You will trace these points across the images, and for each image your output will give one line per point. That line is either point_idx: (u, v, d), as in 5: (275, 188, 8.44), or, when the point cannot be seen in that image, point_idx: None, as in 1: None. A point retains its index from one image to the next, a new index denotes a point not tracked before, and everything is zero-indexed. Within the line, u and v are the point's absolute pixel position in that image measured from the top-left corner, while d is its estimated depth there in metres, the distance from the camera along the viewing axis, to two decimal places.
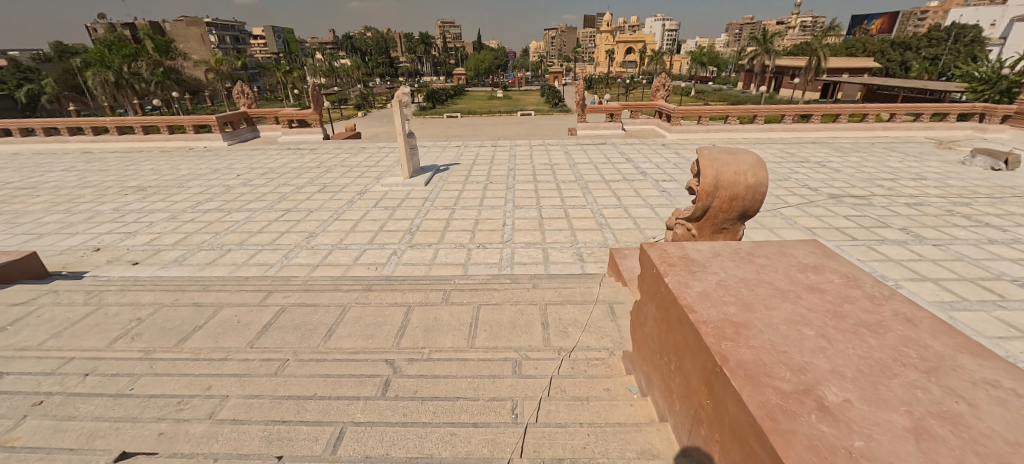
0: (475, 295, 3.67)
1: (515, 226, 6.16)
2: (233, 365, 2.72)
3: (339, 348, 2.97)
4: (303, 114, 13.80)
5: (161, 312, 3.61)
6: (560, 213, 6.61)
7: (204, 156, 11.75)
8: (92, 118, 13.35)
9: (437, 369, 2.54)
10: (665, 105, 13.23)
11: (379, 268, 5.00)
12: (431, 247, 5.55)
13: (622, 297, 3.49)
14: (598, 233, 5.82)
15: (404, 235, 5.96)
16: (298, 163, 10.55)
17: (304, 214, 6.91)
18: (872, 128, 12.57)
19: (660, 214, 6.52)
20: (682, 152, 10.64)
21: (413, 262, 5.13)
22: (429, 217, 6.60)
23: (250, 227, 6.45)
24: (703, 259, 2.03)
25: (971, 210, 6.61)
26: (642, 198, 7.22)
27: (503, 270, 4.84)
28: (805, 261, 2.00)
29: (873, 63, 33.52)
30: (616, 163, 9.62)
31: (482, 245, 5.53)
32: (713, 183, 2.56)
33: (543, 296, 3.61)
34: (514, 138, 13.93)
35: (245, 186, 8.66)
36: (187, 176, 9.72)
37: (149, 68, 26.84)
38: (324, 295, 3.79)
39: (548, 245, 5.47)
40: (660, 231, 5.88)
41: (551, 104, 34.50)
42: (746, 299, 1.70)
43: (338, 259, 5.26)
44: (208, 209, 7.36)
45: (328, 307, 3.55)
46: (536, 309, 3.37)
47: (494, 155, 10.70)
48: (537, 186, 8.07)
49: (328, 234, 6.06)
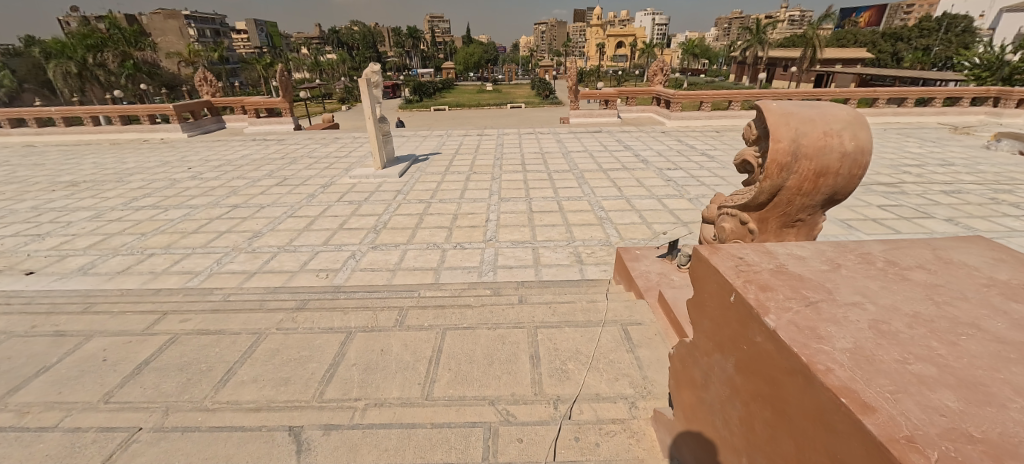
0: (440, 313, 2.72)
1: (500, 221, 5.21)
2: (48, 444, 1.76)
3: (231, 403, 2.02)
4: (271, 102, 12.60)
5: (4, 345, 2.60)
6: (552, 206, 5.68)
7: (158, 147, 10.56)
8: (34, 108, 11.99)
9: (362, 450, 1.63)
10: (663, 90, 12.33)
11: (330, 276, 4.03)
12: (398, 247, 4.59)
13: (638, 315, 2.60)
14: (598, 228, 4.91)
15: (367, 233, 4.99)
16: (261, 154, 9.45)
17: (253, 210, 5.89)
18: (882, 114, 11.85)
19: (668, 205, 5.64)
20: (684, 139, 9.79)
21: (374, 267, 4.17)
22: (399, 212, 5.64)
23: (184, 227, 5.41)
24: (819, 276, 1.12)
25: (1017, 198, 5.85)
26: (646, 189, 6.33)
27: (483, 277, 3.90)
28: (1003, 279, 1.10)
29: (867, 54, 33.12)
30: (613, 151, 8.73)
31: (459, 245, 4.59)
32: (792, 151, 1.66)
33: (531, 313, 2.68)
34: (502, 127, 12.95)
35: (193, 179, 7.56)
36: (131, 168, 8.58)
37: (116, 59, 25.02)
38: (237, 315, 2.79)
39: (538, 244, 4.54)
40: (671, 225, 4.99)
41: (542, 97, 33.60)
42: (962, 370, 0.79)
43: (282, 265, 4.27)
44: (143, 205, 6.29)
45: (236, 336, 2.56)
46: (523, 333, 2.46)
47: (479, 145, 9.72)
48: (526, 176, 7.14)
49: (275, 233, 5.05)
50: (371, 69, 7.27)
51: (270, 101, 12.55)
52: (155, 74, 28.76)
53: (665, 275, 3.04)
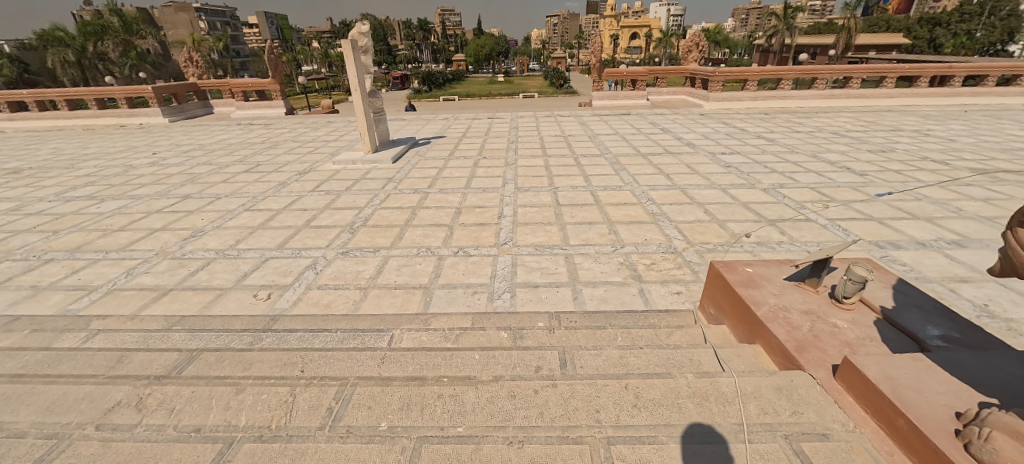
0: (414, 398, 1.39)
1: (517, 218, 3.90)
2: None
3: None
4: (259, 83, 11.35)
5: None
6: (585, 198, 4.34)
7: (133, 133, 9.46)
8: (4, 90, 10.94)
9: None
10: (699, 68, 10.84)
11: (271, 298, 2.74)
12: (377, 254, 3.31)
13: (814, 414, 1.26)
14: (653, 228, 3.57)
15: (340, 233, 3.72)
16: (240, 138, 8.27)
17: (207, 201, 4.69)
18: (958, 94, 10.17)
19: (737, 197, 4.29)
20: (730, 121, 8.35)
21: (337, 283, 2.89)
22: (386, 205, 4.36)
23: (111, 223, 4.21)
24: None
25: None
26: (702, 176, 4.95)
27: (493, 302, 2.57)
28: None
29: (905, 40, 30.65)
30: (649, 133, 7.35)
31: (462, 251, 3.29)
32: None
33: (591, 401, 1.35)
34: (514, 112, 11.57)
35: (152, 166, 6.40)
36: (90, 154, 7.46)
37: (116, 49, 24.00)
38: (47, 389, 1.52)
39: (572, 250, 3.22)
40: (752, 224, 3.63)
41: (555, 87, 32.09)
42: None
43: (211, 279, 3.01)
44: (78, 196, 5.12)
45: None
46: (581, 458, 1.13)
47: (490, 128, 8.43)
48: (547, 162, 5.82)
49: (219, 232, 3.80)
50: (357, 30, 5.95)
51: (258, 81, 11.29)
52: (160, 65, 27.86)
53: (819, 319, 1.71)
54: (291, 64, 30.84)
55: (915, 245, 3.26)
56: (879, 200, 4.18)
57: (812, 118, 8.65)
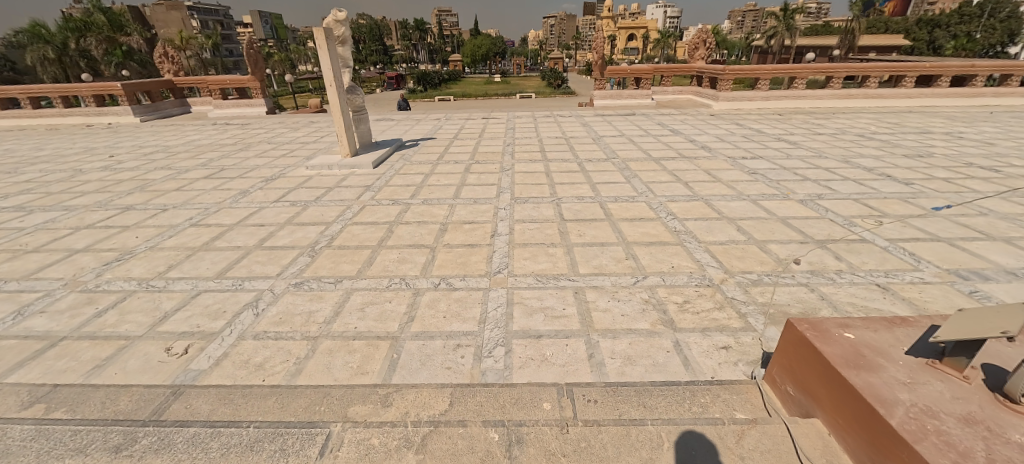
0: None
1: (513, 237, 3.24)
2: None
3: None
4: (238, 81, 10.65)
5: None
6: (594, 212, 3.69)
7: (98, 133, 8.71)
8: None
9: None
10: (707, 67, 10.25)
11: (187, 351, 2.07)
12: (337, 287, 2.63)
13: None
14: (680, 252, 2.92)
15: (297, 256, 3.05)
16: (211, 139, 7.58)
17: (151, 213, 4.01)
18: (979, 94, 9.59)
19: (771, 209, 3.67)
20: (742, 122, 7.78)
21: (278, 331, 2.22)
22: (359, 220, 3.70)
23: (27, 241, 3.50)
24: None
25: None
26: (726, 185, 4.32)
27: (481, 363, 1.89)
28: None
29: (905, 41, 30.34)
30: (657, 135, 6.74)
31: (443, 282, 2.64)
32: None
33: None
34: (511, 112, 10.93)
35: (103, 170, 5.70)
36: (42, 156, 6.74)
37: (100, 46, 22.43)
38: None
39: (583, 282, 2.57)
40: (798, 246, 3.00)
41: (553, 87, 31.48)
42: None
43: (118, 323, 2.33)
44: (4, 206, 4.40)
45: None
46: None
47: (484, 128, 7.79)
48: (547, 166, 5.19)
49: (151, 255, 3.12)
50: (332, 17, 5.28)
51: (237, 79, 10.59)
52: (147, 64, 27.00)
53: (995, 436, 1.03)
54: (282, 62, 30.01)
55: (1005, 275, 2.63)
56: (937, 214, 3.57)
57: (830, 119, 8.05)
